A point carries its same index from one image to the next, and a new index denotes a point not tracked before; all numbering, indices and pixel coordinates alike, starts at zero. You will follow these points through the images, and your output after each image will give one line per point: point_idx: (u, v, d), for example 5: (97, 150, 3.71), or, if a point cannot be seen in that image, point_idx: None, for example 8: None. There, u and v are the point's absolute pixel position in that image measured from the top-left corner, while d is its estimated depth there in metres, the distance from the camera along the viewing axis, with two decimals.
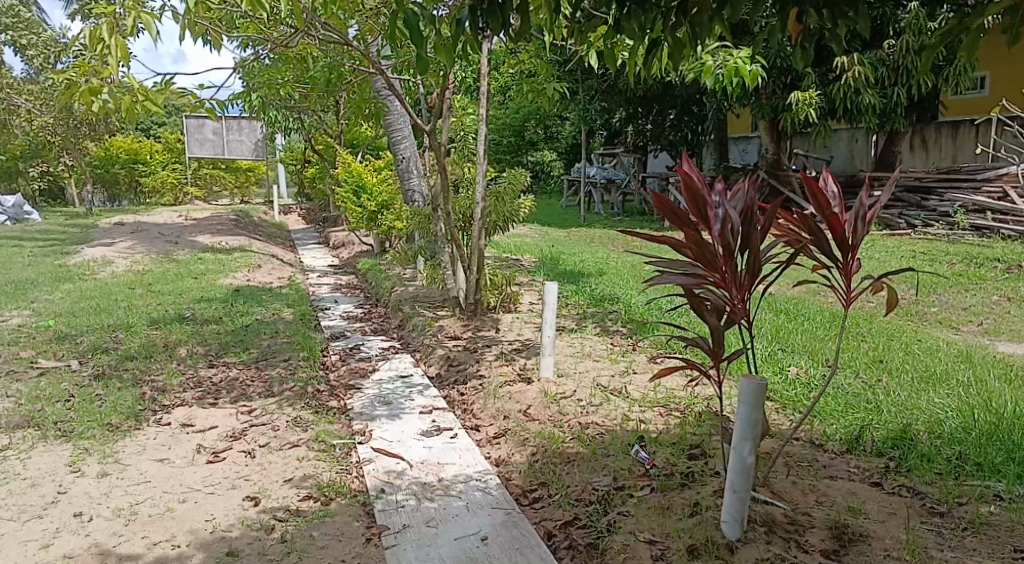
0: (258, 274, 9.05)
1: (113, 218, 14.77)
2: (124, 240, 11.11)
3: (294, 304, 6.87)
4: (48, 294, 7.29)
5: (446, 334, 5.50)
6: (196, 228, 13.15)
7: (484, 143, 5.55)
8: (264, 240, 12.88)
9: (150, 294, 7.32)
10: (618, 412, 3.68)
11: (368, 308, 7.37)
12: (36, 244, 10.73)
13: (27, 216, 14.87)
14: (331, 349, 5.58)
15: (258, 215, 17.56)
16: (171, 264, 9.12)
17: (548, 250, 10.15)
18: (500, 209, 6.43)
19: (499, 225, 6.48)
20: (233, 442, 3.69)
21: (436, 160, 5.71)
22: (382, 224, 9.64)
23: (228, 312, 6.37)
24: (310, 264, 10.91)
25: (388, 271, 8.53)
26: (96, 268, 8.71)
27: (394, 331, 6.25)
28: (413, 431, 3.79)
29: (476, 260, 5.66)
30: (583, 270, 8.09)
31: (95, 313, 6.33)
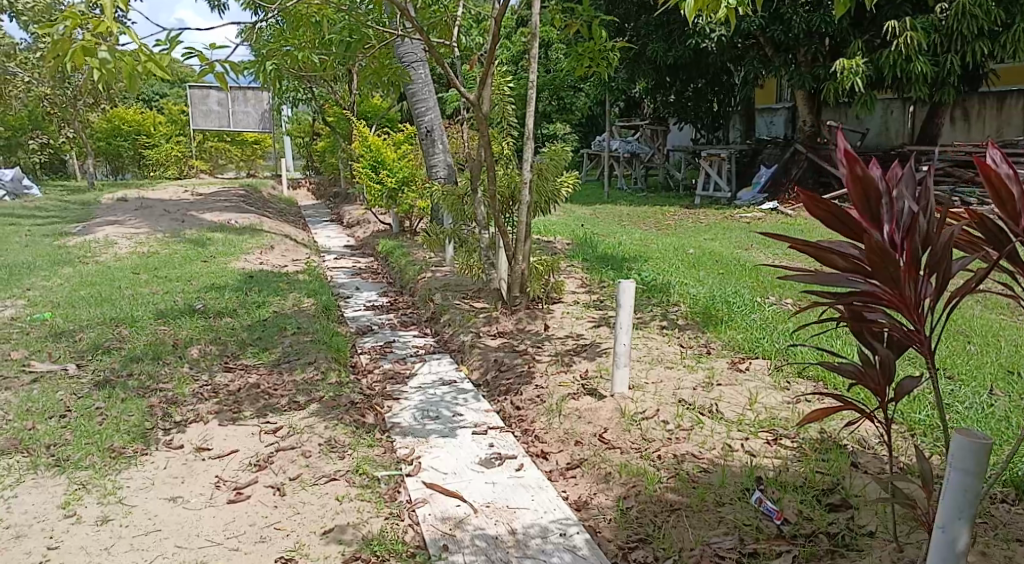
0: (272, 257, 8.44)
1: (117, 194, 14.16)
2: (128, 218, 10.50)
3: (314, 293, 6.28)
4: (46, 280, 6.72)
5: (489, 331, 4.90)
6: (203, 204, 12.51)
7: (532, 114, 4.85)
8: (274, 217, 12.25)
9: (157, 281, 6.71)
10: (717, 440, 3.13)
11: (394, 297, 6.76)
12: (34, 222, 10.11)
13: (26, 191, 14.23)
14: (360, 348, 4.99)
15: (267, 190, 16.94)
16: (178, 246, 8.50)
17: (580, 230, 9.50)
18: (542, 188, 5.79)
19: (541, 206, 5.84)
20: (258, 473, 3.11)
21: (479, 133, 5.05)
22: (403, 201, 9.00)
23: (242, 303, 5.78)
24: (325, 244, 10.32)
25: (412, 255, 7.91)
26: (97, 250, 8.12)
27: (427, 326, 5.65)
28: (469, 459, 3.22)
29: (521, 246, 5.07)
30: (625, 253, 7.44)
31: (97, 304, 5.75)
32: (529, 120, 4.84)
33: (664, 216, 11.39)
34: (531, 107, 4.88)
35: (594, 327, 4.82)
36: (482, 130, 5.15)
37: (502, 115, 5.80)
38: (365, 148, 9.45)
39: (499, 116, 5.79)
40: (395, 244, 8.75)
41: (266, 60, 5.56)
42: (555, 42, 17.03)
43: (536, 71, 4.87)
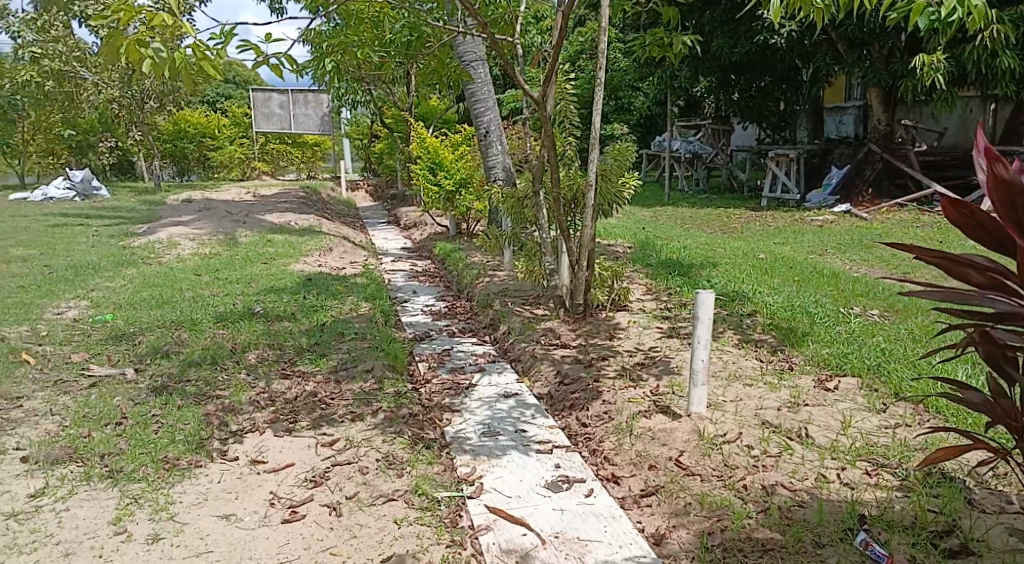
0: (330, 259, 8.40)
1: (181, 195, 14.44)
2: (191, 219, 10.64)
3: (371, 296, 6.15)
4: (110, 280, 6.79)
5: (552, 340, 4.66)
6: (263, 206, 12.63)
7: (599, 111, 4.57)
8: (332, 219, 12.28)
9: (217, 283, 6.70)
10: (810, 469, 2.92)
11: (452, 303, 6.59)
12: (102, 223, 10.32)
13: (95, 191, 14.62)
14: (417, 356, 4.82)
15: (325, 191, 17.06)
16: (239, 247, 8.53)
17: (641, 233, 9.19)
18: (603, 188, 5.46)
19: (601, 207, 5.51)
20: (314, 490, 2.95)
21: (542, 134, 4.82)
22: (460, 203, 8.85)
23: (299, 307, 5.68)
24: (382, 246, 10.25)
25: (469, 258, 7.73)
26: (160, 250, 8.21)
27: (485, 333, 5.46)
28: (535, 482, 3.01)
29: (584, 252, 4.72)
30: (691, 258, 7.13)
31: (158, 306, 5.74)
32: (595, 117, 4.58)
33: (729, 219, 10.98)
34: (597, 103, 4.60)
35: (664, 339, 4.55)
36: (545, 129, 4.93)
37: (565, 112, 5.38)
38: (423, 150, 9.32)
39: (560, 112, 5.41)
40: (452, 247, 8.60)
41: (326, 56, 5.45)
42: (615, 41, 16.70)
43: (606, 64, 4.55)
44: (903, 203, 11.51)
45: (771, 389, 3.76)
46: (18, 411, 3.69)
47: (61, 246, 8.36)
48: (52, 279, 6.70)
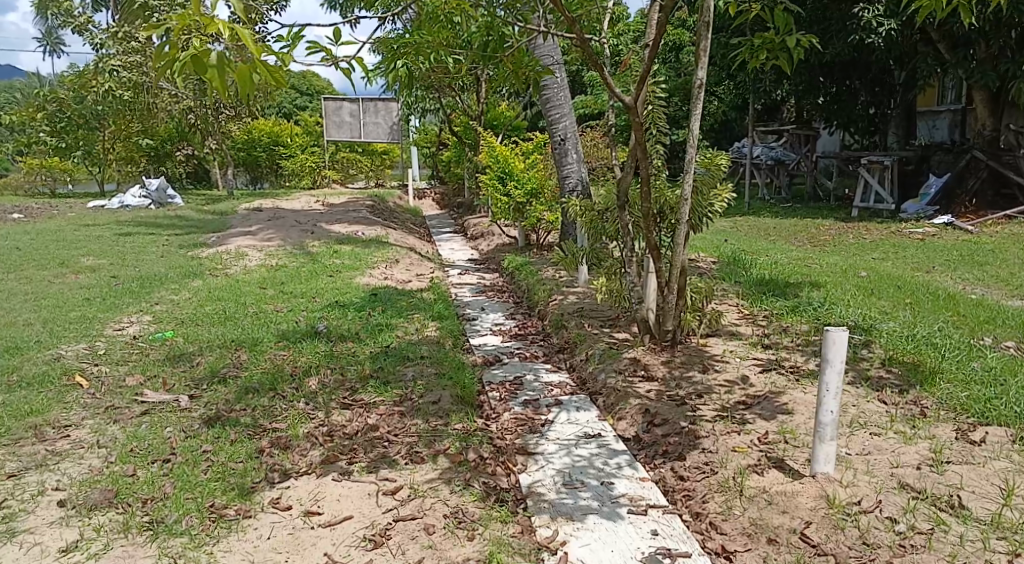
0: (396, 272, 8.12)
1: (252, 203, 14.53)
2: (260, 229, 10.57)
3: (438, 314, 5.78)
4: (176, 293, 6.63)
5: (637, 371, 4.18)
6: (331, 215, 12.52)
7: (697, 118, 4.07)
8: (400, 228, 12.07)
9: (281, 298, 6.46)
10: (976, 555, 2.37)
11: (522, 322, 6.18)
12: (173, 232, 10.34)
13: (170, 200, 14.86)
14: (487, 385, 4.41)
15: (393, 200, 16.95)
16: (305, 258, 8.34)
17: (724, 245, 8.59)
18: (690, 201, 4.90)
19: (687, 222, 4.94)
20: (374, 553, 2.56)
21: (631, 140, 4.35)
22: (530, 214, 8.45)
23: (364, 325, 5.36)
24: (449, 257, 9.94)
25: (540, 273, 7.30)
26: (227, 262, 8.07)
27: (560, 358, 5.02)
28: (631, 555, 2.55)
29: (675, 274, 4.18)
30: (784, 275, 6.52)
31: (220, 322, 5.51)
32: (693, 125, 4.07)
33: (818, 232, 10.22)
34: (695, 109, 4.09)
35: (767, 375, 4.01)
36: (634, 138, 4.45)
37: (653, 117, 4.82)
38: (492, 158, 8.96)
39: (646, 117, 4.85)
40: (523, 260, 8.21)
41: (397, 58, 5.10)
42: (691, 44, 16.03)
43: (706, 64, 4.02)
44: (1013, 215, 10.47)
45: (905, 441, 3.20)
46: (65, 443, 3.44)
47: (131, 256, 8.32)
48: (118, 292, 6.59)
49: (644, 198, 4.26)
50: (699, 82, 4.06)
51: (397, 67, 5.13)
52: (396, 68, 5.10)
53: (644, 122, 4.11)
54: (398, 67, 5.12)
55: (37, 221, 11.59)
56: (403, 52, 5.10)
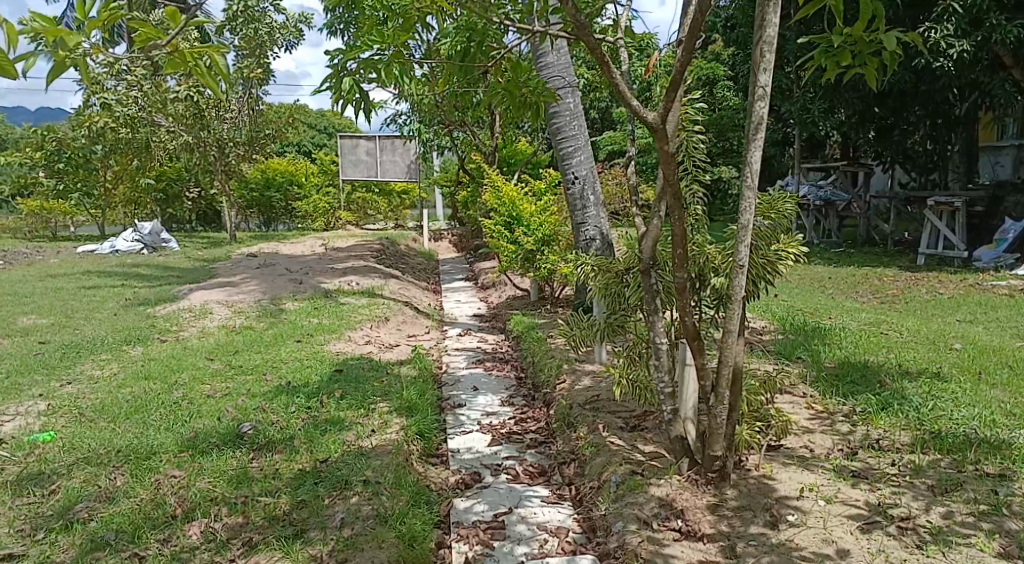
0: (381, 335, 6.86)
1: (250, 248, 13.49)
2: (243, 280, 9.40)
3: (410, 401, 4.48)
4: (102, 366, 5.44)
5: (667, 523, 2.85)
6: (331, 262, 11.36)
7: (757, 146, 2.73)
8: (405, 278, 10.85)
9: (224, 376, 5.21)
10: None
11: (522, 410, 4.83)
12: (145, 285, 9.20)
13: (165, 244, 13.89)
14: (453, 530, 3.09)
15: (407, 243, 15.85)
16: (278, 319, 7.11)
17: (777, 303, 7.19)
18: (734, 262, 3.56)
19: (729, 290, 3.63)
20: None
21: (660, 179, 3.03)
22: (541, 265, 7.18)
23: (305, 423, 4.06)
24: (453, 312, 8.68)
25: (546, 339, 5.97)
26: (184, 322, 6.90)
27: (563, 476, 3.67)
28: None
29: (724, 378, 2.85)
30: (860, 353, 5.13)
31: (126, 415, 4.27)
32: (750, 157, 2.73)
33: (883, 285, 8.74)
34: (753, 131, 2.75)
35: (865, 538, 2.66)
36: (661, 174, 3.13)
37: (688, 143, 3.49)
38: (497, 201, 7.71)
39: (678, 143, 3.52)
40: (532, 320, 6.91)
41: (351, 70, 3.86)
42: (725, 76, 14.83)
43: (771, 63, 2.66)
44: None
45: None
46: None
47: (78, 316, 7.18)
48: (31, 362, 5.42)
49: (676, 265, 2.91)
50: (762, 94, 2.70)
51: (339, 83, 3.23)
52: (343, 82, 3.22)
53: (676, 154, 2.77)
54: (344, 81, 3.22)
55: (10, 269, 10.62)
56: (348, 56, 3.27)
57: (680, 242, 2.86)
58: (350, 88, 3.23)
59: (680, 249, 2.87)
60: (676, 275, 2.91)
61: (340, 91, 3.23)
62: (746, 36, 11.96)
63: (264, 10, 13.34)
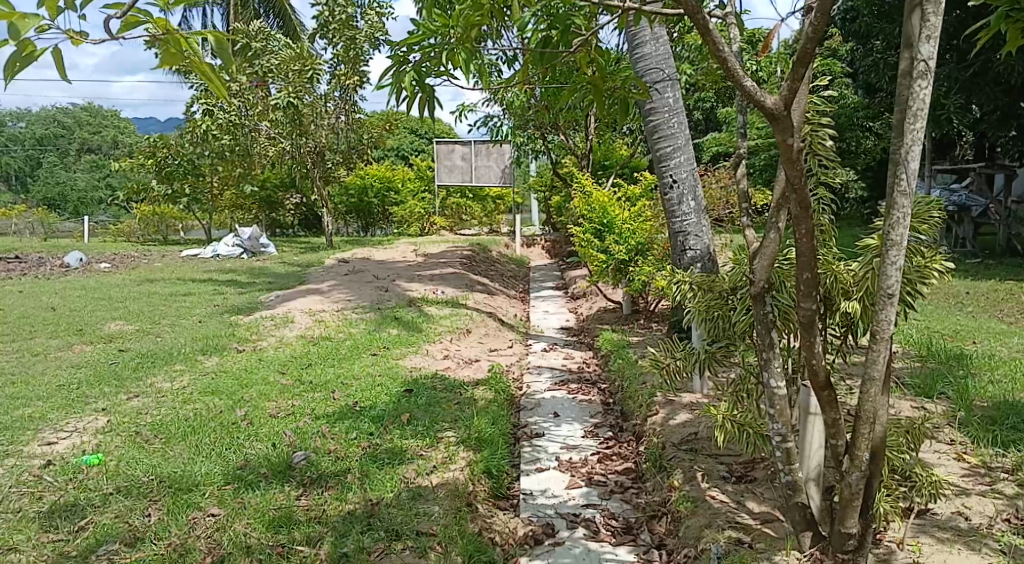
0: (461, 349, 6.44)
1: (343, 253, 13.45)
2: (329, 286, 9.23)
3: (481, 432, 4.00)
4: (172, 379, 5.26)
5: None
6: (420, 268, 11.10)
7: (918, 136, 2.02)
8: (493, 286, 10.44)
9: (291, 392, 4.90)
10: None
11: (607, 442, 4.28)
12: (235, 291, 9.17)
13: (263, 249, 13.96)
14: None
15: (498, 249, 15.47)
16: (356, 329, 6.81)
17: (908, 324, 6.28)
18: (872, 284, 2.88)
19: (865, 319, 2.95)
20: None
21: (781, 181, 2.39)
22: (634, 276, 6.59)
23: (363, 454, 3.65)
24: (540, 324, 8.18)
25: (638, 361, 5.35)
26: (263, 331, 6.70)
27: (652, 535, 3.12)
28: None
29: (863, 440, 2.23)
30: (1019, 389, 4.27)
31: (181, 437, 4.01)
32: (905, 152, 2.03)
33: None
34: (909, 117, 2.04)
35: None
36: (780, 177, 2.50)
37: (813, 140, 2.85)
38: (587, 207, 7.15)
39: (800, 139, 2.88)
40: (623, 337, 6.32)
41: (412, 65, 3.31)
42: (845, 71, 13.63)
43: (937, 28, 1.95)
44: None
45: None
46: None
47: (164, 323, 7.13)
48: (105, 372, 5.30)
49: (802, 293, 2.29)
50: (924, 69, 1.99)
51: (404, 76, 2.74)
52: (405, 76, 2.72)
53: (801, 151, 2.15)
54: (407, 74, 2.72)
55: (115, 273, 10.94)
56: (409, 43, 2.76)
57: (806, 264, 2.20)
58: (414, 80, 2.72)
59: (805, 274, 2.21)
60: (801, 304, 2.25)
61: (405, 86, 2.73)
62: (870, 24, 10.84)
63: (360, 14, 13.24)
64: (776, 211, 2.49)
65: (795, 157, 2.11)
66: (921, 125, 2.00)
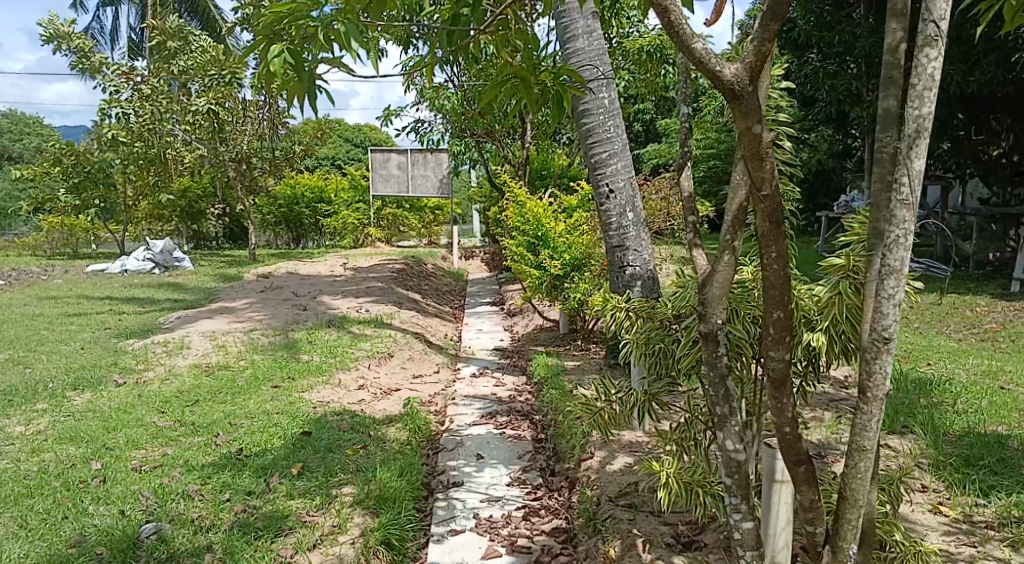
0: (379, 376, 5.79)
1: (266, 267, 12.58)
2: (241, 304, 8.43)
3: (384, 487, 3.38)
4: (27, 423, 4.47)
5: None
6: (346, 283, 10.37)
7: (924, 125, 1.56)
8: (425, 302, 9.78)
9: (166, 438, 4.18)
10: None
11: (536, 490, 3.68)
12: (134, 312, 8.30)
13: (178, 263, 12.99)
14: None
15: (434, 261, 14.77)
16: (260, 354, 6.08)
17: None
18: (840, 312, 2.41)
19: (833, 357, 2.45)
20: None
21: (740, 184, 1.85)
22: (570, 294, 6.06)
23: (232, 526, 3.02)
24: (471, 344, 7.57)
25: (573, 391, 4.73)
26: (153, 360, 5.92)
27: None
28: None
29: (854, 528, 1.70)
30: (988, 422, 3.83)
31: (10, 505, 3.28)
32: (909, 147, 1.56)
33: (979, 317, 7.31)
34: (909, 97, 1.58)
35: None
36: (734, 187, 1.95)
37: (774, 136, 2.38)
38: (521, 218, 6.58)
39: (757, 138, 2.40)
40: (557, 361, 5.76)
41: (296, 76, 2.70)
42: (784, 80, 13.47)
43: None
44: None
45: None
46: None
47: (40, 350, 6.29)
48: None
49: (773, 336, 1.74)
50: (934, 34, 1.52)
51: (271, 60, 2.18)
52: (271, 59, 2.18)
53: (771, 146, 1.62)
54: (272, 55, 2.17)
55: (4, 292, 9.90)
56: (277, 16, 2.21)
57: (777, 295, 1.69)
58: (282, 65, 2.19)
59: (776, 310, 1.70)
60: (772, 351, 1.72)
61: (271, 71, 2.19)
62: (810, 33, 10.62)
63: None
64: (730, 231, 1.94)
65: (763, 154, 1.61)
66: (925, 106, 1.54)
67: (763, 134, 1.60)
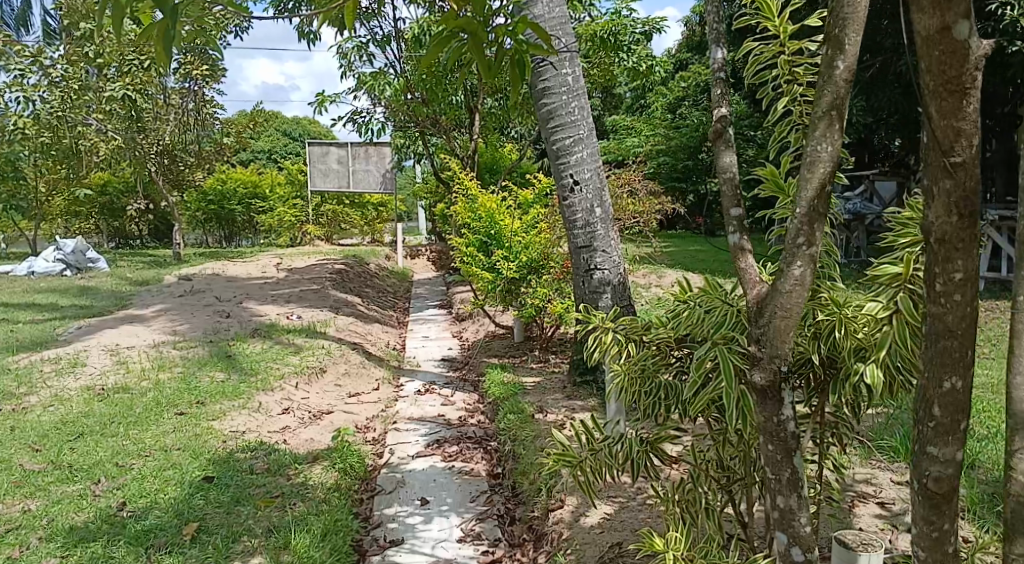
0: (306, 397, 5.01)
1: (190, 269, 11.51)
2: (155, 311, 7.49)
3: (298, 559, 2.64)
4: None
5: None
6: (278, 286, 9.46)
7: None
8: (366, 306, 8.97)
9: (26, 491, 3.34)
10: None
11: (493, 547, 2.99)
12: (30, 321, 7.28)
13: (92, 264, 11.80)
14: None
15: (377, 261, 13.86)
16: (167, 371, 5.23)
17: None
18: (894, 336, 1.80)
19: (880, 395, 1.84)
20: None
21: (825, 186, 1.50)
22: (527, 301, 5.45)
23: None
24: (416, 353, 6.84)
25: (536, 417, 4.03)
26: (38, 381, 5.02)
27: None
28: None
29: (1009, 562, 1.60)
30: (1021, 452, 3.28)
31: None
32: None
33: None
34: None
35: None
36: (808, 168, 1.52)
37: (803, 106, 1.98)
38: (471, 215, 5.88)
39: (783, 107, 2.00)
40: (510, 376, 5.09)
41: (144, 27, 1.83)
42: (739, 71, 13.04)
43: None
44: None
45: None
46: None
47: None
48: None
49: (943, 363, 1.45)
50: None
51: None
52: None
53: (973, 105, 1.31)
54: None
55: None
56: None
57: (952, 353, 1.42)
58: None
59: (947, 377, 1.43)
60: (934, 448, 1.48)
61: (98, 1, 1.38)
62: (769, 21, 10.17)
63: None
64: (804, 236, 1.53)
65: (967, 84, 1.29)
66: None
67: (969, 48, 1.27)
